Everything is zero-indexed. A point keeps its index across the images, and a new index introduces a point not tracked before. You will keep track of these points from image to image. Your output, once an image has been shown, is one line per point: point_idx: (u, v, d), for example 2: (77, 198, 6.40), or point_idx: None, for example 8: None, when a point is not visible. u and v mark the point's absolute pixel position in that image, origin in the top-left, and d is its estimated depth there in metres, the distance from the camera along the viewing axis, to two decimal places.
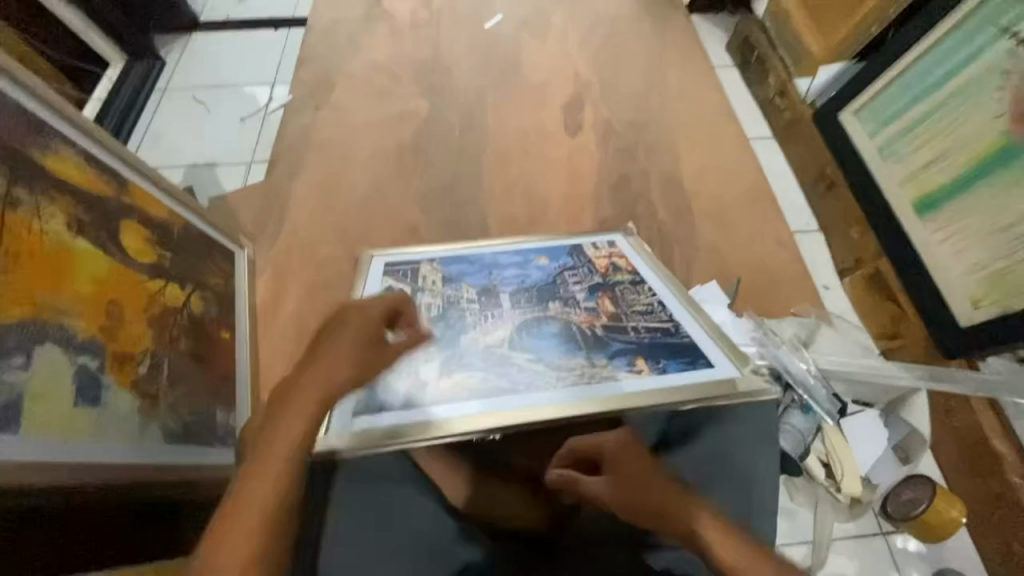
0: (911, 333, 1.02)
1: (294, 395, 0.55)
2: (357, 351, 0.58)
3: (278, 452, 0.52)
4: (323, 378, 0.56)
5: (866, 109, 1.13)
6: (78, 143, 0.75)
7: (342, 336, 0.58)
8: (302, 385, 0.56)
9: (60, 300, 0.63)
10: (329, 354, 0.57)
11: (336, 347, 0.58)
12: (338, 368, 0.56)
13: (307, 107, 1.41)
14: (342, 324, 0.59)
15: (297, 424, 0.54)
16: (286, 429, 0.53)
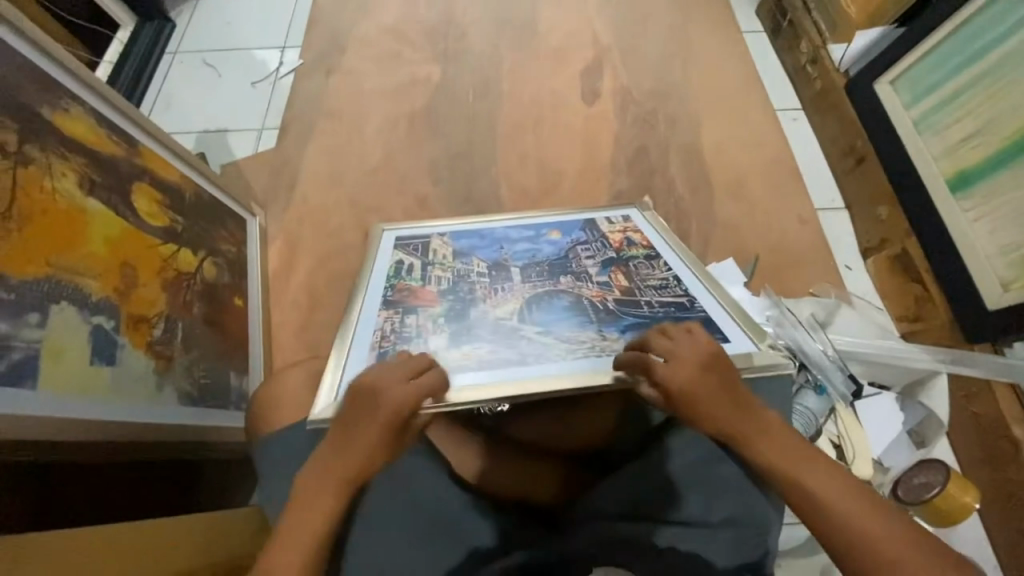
0: (934, 316, 0.99)
1: (325, 471, 0.53)
2: (383, 432, 0.54)
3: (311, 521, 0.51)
4: (357, 459, 0.53)
5: (905, 77, 1.08)
6: (89, 103, 0.74)
7: (366, 418, 0.54)
8: (332, 464, 0.54)
9: (74, 260, 0.64)
10: (358, 434, 0.54)
11: (360, 429, 0.54)
12: (358, 451, 0.53)
13: (318, 72, 1.38)
14: (367, 400, 0.54)
15: (328, 499, 0.52)
16: (316, 503, 0.52)
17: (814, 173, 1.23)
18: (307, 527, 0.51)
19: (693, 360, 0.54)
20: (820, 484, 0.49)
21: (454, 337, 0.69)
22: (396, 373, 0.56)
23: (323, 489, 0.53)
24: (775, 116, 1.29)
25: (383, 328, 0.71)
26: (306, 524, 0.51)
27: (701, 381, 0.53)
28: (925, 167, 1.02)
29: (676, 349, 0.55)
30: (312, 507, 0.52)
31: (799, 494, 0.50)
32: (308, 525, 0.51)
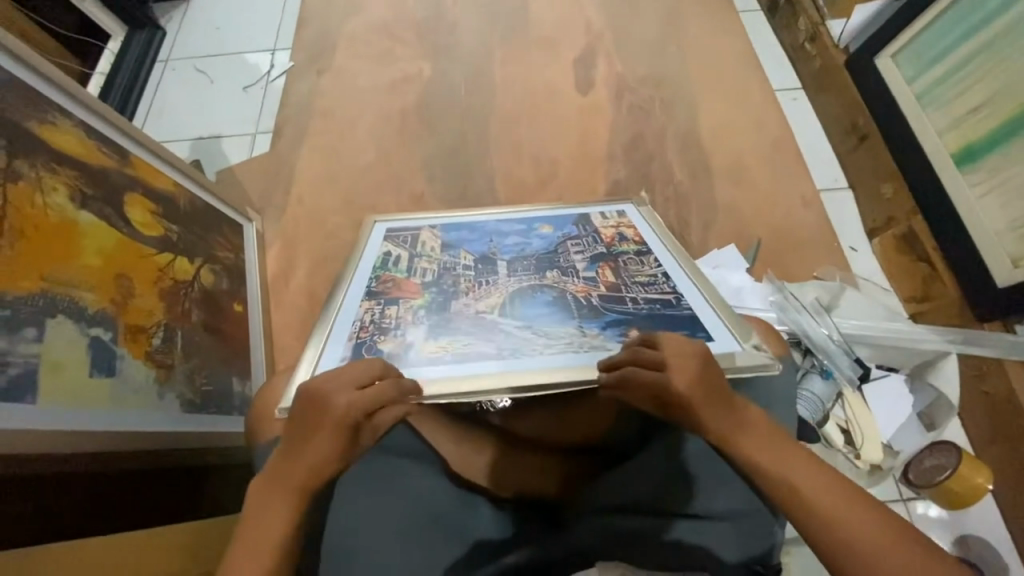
0: (942, 294, 0.96)
1: (279, 482, 0.52)
2: (339, 441, 0.52)
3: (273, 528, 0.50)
4: (312, 468, 0.52)
5: (906, 51, 1.05)
6: (77, 115, 0.74)
7: (318, 428, 0.51)
8: (286, 475, 0.52)
9: (69, 274, 0.64)
10: (312, 444, 0.52)
11: (313, 439, 0.52)
12: (313, 462, 0.52)
13: (309, 73, 1.37)
14: (319, 410, 0.51)
15: (282, 512, 0.51)
16: (269, 517, 0.50)
17: (815, 153, 1.20)
18: (263, 541, 0.50)
19: (689, 369, 0.51)
20: (811, 485, 0.46)
21: (432, 329, 0.69)
22: (351, 378, 0.53)
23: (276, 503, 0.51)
24: (773, 96, 1.26)
25: (362, 320, 0.71)
26: (262, 538, 0.50)
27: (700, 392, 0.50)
28: (930, 143, 1.00)
29: (670, 359, 0.51)
30: (263, 522, 0.50)
31: (795, 500, 0.46)
32: (262, 538, 0.50)
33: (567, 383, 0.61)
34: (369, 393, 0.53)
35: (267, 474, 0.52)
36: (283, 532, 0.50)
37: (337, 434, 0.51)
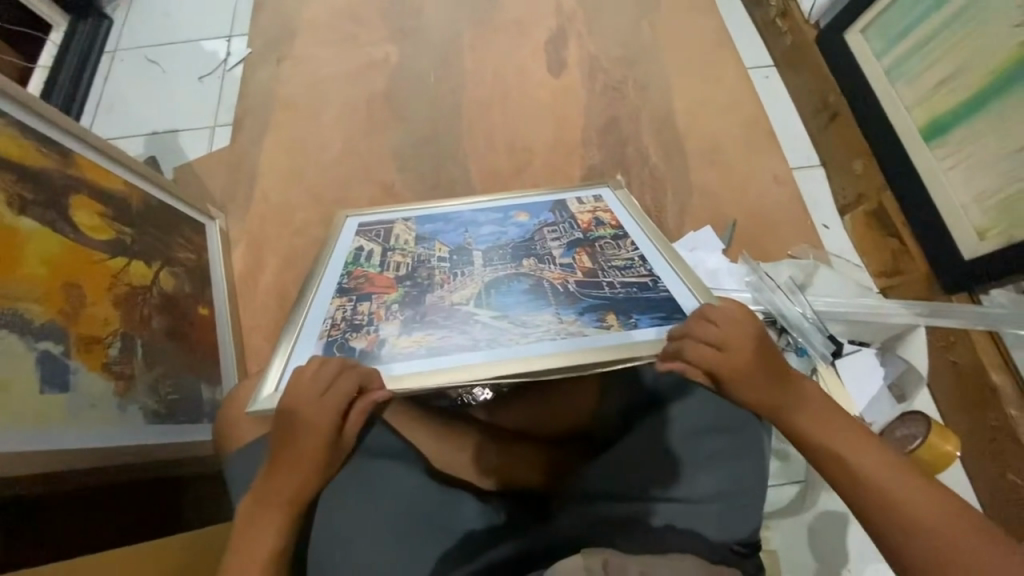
0: (912, 270, 0.98)
1: (265, 499, 0.52)
2: (319, 449, 0.53)
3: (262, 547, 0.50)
4: (299, 478, 0.53)
5: (874, 26, 1.06)
6: (10, 113, 0.68)
7: (299, 437, 0.53)
8: (271, 492, 0.53)
9: (11, 285, 0.60)
10: (296, 456, 0.53)
11: (294, 451, 0.53)
12: (298, 473, 0.53)
13: (269, 62, 1.30)
14: (299, 422, 0.53)
15: (273, 526, 0.51)
16: (260, 531, 0.51)
17: (787, 131, 1.20)
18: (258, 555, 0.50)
19: (746, 350, 0.51)
20: (855, 450, 0.48)
21: (407, 323, 0.68)
22: (323, 389, 0.55)
23: (265, 519, 0.51)
24: (747, 74, 1.25)
25: (333, 318, 0.69)
26: (254, 554, 0.50)
27: (750, 370, 0.51)
28: (899, 118, 1.01)
29: (728, 338, 0.51)
30: (256, 538, 0.51)
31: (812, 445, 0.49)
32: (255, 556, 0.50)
33: (545, 370, 0.61)
34: (341, 399, 0.55)
35: (252, 496, 0.53)
36: (276, 543, 0.51)
37: (317, 441, 0.53)
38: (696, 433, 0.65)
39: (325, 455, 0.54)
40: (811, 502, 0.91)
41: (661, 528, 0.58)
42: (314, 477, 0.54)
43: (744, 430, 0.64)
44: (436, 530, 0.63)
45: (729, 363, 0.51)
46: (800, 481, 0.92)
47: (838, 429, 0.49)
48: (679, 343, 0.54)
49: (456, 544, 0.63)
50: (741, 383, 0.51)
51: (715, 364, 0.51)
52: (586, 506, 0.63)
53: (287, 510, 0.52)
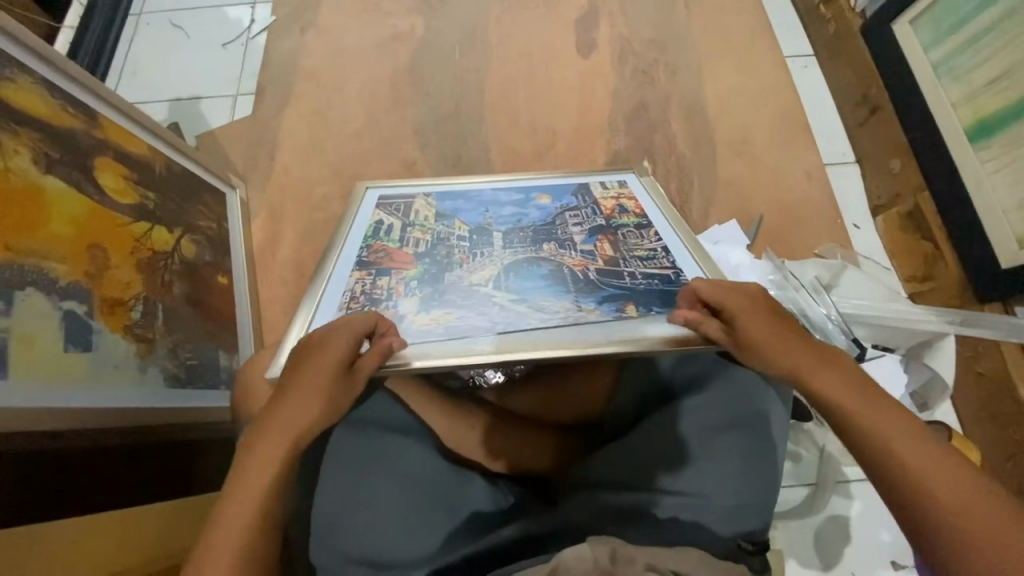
0: (944, 275, 0.95)
1: (269, 426, 0.51)
2: (327, 380, 0.53)
3: (258, 482, 0.48)
4: (308, 406, 0.52)
5: (924, 17, 1.01)
6: (37, 71, 0.68)
7: (312, 364, 0.54)
8: (274, 424, 0.51)
9: (37, 244, 0.61)
10: (304, 384, 0.53)
11: (304, 377, 0.53)
12: (307, 400, 0.52)
13: (293, 31, 1.28)
14: (313, 351, 0.55)
15: (273, 450, 0.50)
16: (260, 455, 0.49)
17: (823, 126, 1.16)
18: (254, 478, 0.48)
19: (750, 293, 0.56)
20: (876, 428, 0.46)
21: (425, 301, 0.67)
22: (345, 325, 0.56)
23: (266, 444, 0.50)
24: (784, 63, 1.20)
25: (352, 290, 0.69)
26: (250, 483, 0.48)
27: (749, 307, 0.55)
28: (944, 117, 0.96)
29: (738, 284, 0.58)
30: (257, 460, 0.49)
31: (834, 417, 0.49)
32: (251, 479, 0.48)
33: (560, 355, 0.60)
34: (354, 332, 0.57)
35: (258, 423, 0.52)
36: (273, 470, 0.49)
37: (326, 371, 0.54)
38: (707, 430, 0.63)
39: (335, 386, 0.54)
40: (820, 507, 0.90)
41: (664, 520, 0.58)
42: (322, 410, 0.53)
43: (759, 429, 0.63)
44: (442, 509, 0.64)
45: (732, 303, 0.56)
46: (809, 484, 0.91)
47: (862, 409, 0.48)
48: (690, 290, 0.60)
49: (459, 523, 0.64)
50: (741, 318, 0.54)
51: (717, 300, 0.57)
52: (589, 493, 0.63)
53: (290, 440, 0.51)
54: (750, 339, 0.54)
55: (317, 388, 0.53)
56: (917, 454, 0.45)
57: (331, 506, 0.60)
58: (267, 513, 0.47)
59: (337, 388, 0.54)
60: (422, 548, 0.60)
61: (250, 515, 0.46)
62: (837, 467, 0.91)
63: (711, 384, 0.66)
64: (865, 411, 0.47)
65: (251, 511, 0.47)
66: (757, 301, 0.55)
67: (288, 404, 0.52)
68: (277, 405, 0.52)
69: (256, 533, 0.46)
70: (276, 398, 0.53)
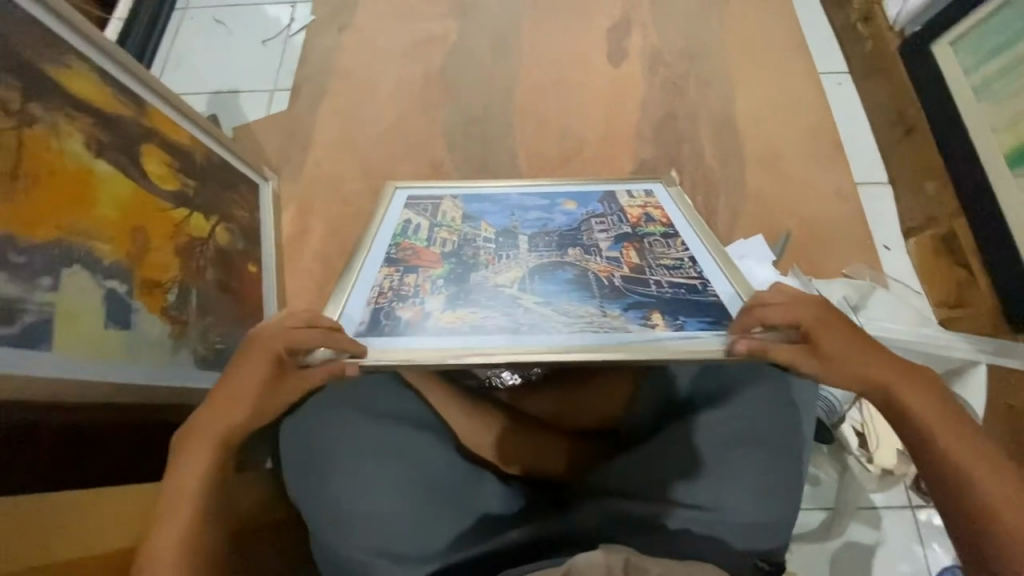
0: (978, 301, 0.93)
1: (197, 434, 0.56)
2: (251, 388, 0.58)
3: (188, 487, 0.53)
4: (238, 411, 0.58)
5: (967, 38, 1.00)
6: (93, 59, 0.72)
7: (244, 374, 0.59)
8: (202, 432, 0.56)
9: (84, 223, 0.64)
10: (227, 393, 0.58)
11: (232, 386, 0.58)
12: (234, 406, 0.58)
13: (331, 30, 1.32)
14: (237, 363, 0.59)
15: (205, 451, 0.55)
16: (197, 456, 0.55)
17: (856, 144, 1.14)
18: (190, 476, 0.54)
19: (816, 301, 0.58)
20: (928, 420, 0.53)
21: (451, 299, 0.68)
22: (272, 336, 0.59)
23: (201, 444, 0.55)
24: (818, 80, 1.19)
25: (381, 286, 0.70)
26: (179, 490, 0.53)
27: (827, 321, 0.56)
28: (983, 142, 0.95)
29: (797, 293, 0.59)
30: (192, 458, 0.55)
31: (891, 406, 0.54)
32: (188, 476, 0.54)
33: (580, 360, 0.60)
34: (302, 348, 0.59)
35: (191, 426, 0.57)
36: (204, 470, 0.55)
37: (252, 381, 0.58)
38: (726, 444, 0.62)
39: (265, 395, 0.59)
40: (837, 532, 0.88)
41: (675, 532, 0.58)
42: (251, 413, 0.58)
43: (779, 447, 0.62)
44: (456, 505, 0.65)
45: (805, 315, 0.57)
46: (827, 508, 0.89)
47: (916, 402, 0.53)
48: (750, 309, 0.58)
49: (471, 519, 0.65)
50: (819, 332, 0.56)
51: (790, 319, 0.57)
52: (602, 500, 0.63)
53: (215, 444, 0.56)
54: (833, 351, 0.56)
55: (242, 396, 0.58)
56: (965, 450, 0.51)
57: (346, 494, 0.60)
58: (205, 504, 0.54)
59: (270, 395, 0.59)
60: (436, 542, 0.61)
61: (186, 516, 0.52)
62: (858, 492, 0.89)
63: (733, 398, 0.65)
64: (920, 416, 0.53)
65: (184, 515, 0.52)
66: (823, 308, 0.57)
67: (214, 412, 0.57)
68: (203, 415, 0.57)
69: (190, 533, 0.52)
70: (206, 406, 0.58)
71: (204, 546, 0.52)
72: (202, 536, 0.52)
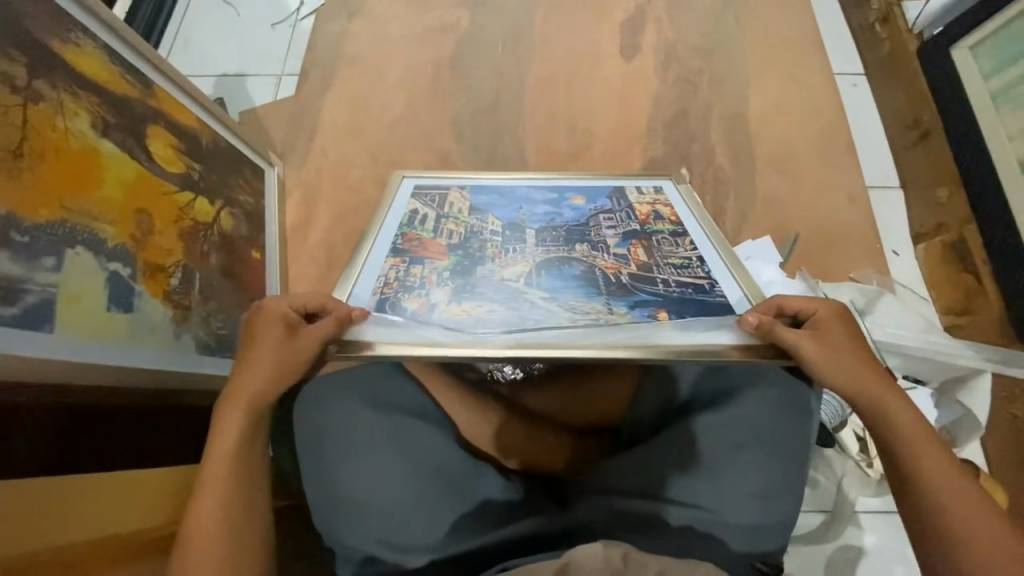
0: (983, 311, 0.93)
1: (235, 393, 0.56)
2: (273, 346, 0.57)
3: (219, 451, 0.53)
4: (264, 374, 0.56)
5: (987, 43, 1.00)
6: (100, 37, 0.71)
7: (261, 337, 0.58)
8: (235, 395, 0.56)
9: (88, 204, 0.63)
10: (255, 353, 0.57)
11: (256, 348, 0.58)
12: (256, 371, 0.56)
13: (341, 15, 1.30)
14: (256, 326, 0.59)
15: (236, 421, 0.55)
16: (226, 429, 0.54)
17: (869, 147, 1.13)
18: (223, 452, 0.54)
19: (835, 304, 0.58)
20: (927, 430, 0.52)
21: (457, 292, 0.68)
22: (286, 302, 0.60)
23: (230, 418, 0.55)
24: (833, 81, 1.17)
25: (386, 276, 0.70)
26: (221, 452, 0.53)
27: (841, 320, 0.57)
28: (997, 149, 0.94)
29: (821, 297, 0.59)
30: (221, 433, 0.54)
31: (880, 415, 0.53)
32: (221, 449, 0.53)
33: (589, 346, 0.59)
34: (313, 304, 0.60)
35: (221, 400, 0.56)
36: (237, 440, 0.54)
37: (273, 340, 0.58)
38: (728, 447, 0.62)
39: (282, 356, 0.57)
40: (834, 535, 0.88)
41: (675, 529, 0.59)
42: (275, 377, 0.57)
43: (779, 449, 0.61)
44: (456, 494, 0.64)
45: (824, 311, 0.57)
46: (825, 511, 0.89)
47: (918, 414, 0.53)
48: (767, 299, 0.60)
49: (472, 508, 0.64)
50: (831, 325, 0.56)
51: (807, 308, 0.58)
52: (599, 497, 0.63)
53: (250, 406, 0.55)
54: (840, 345, 0.55)
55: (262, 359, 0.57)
56: (969, 501, 0.48)
57: (346, 482, 0.60)
58: (242, 476, 0.53)
59: (286, 357, 0.57)
60: (439, 532, 0.60)
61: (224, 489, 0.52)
62: (856, 496, 0.89)
63: (736, 398, 0.64)
64: (917, 436, 0.51)
65: (225, 483, 0.52)
66: (843, 314, 0.57)
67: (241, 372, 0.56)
68: (239, 373, 0.57)
69: (234, 497, 0.52)
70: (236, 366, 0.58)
71: (247, 518, 0.52)
72: (242, 503, 0.53)
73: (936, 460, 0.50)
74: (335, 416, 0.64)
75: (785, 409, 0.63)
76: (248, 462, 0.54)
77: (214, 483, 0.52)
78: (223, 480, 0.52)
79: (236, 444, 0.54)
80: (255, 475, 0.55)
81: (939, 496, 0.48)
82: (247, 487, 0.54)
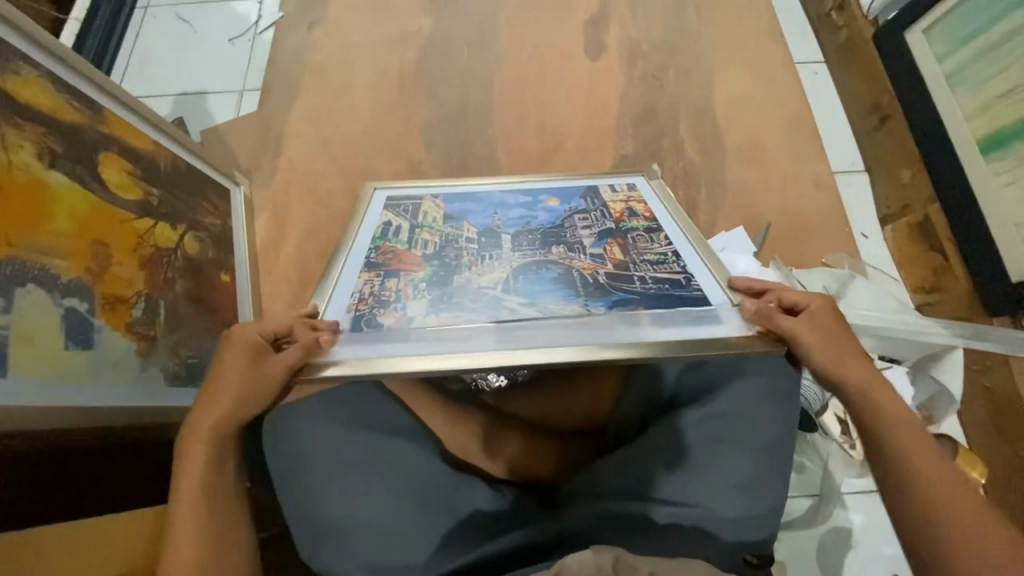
0: (952, 287, 0.95)
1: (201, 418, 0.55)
2: (241, 372, 0.56)
3: (190, 480, 0.53)
4: (229, 400, 0.56)
5: (939, 26, 1.01)
6: (40, 63, 0.67)
7: (228, 361, 0.57)
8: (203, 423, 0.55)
9: (38, 239, 0.60)
10: (221, 379, 0.56)
11: (221, 374, 0.57)
12: (219, 398, 0.55)
13: (301, 27, 1.27)
14: (225, 350, 0.58)
15: (202, 449, 0.54)
16: (191, 464, 0.54)
17: (833, 133, 1.15)
18: (190, 481, 0.53)
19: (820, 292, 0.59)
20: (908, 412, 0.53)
21: (434, 303, 0.67)
22: (259, 325, 0.59)
23: (196, 446, 0.54)
24: (795, 69, 1.19)
25: (361, 292, 0.68)
26: (189, 480, 0.53)
27: (830, 312, 0.58)
28: (957, 128, 0.97)
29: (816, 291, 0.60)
30: (187, 470, 0.54)
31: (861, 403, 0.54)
32: (187, 481, 0.53)
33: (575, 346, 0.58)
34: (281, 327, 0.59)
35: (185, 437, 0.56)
36: (207, 467, 0.54)
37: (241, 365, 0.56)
38: (711, 440, 0.62)
39: (247, 382, 0.56)
40: (823, 519, 0.89)
41: (661, 526, 0.58)
42: (239, 404, 0.56)
43: (762, 441, 0.62)
44: (444, 510, 0.63)
45: (823, 303, 0.59)
46: (814, 495, 0.90)
47: (891, 399, 0.54)
48: (762, 289, 0.63)
49: (459, 524, 0.63)
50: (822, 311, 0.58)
51: (805, 301, 0.59)
52: (595, 503, 0.62)
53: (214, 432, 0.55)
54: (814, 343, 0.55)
55: (228, 386, 0.56)
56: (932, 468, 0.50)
57: (327, 507, 0.59)
58: (210, 510, 0.53)
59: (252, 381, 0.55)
60: (425, 549, 0.59)
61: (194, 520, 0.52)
62: (841, 478, 0.91)
63: (719, 394, 0.65)
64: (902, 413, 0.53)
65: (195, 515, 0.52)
66: (836, 309, 0.58)
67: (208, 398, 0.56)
68: (208, 399, 0.56)
69: (204, 526, 0.52)
70: (206, 390, 0.57)
71: (218, 555, 0.52)
72: (213, 531, 0.52)
73: (927, 464, 0.50)
74: (314, 434, 0.63)
75: (770, 399, 0.64)
76: (217, 492, 0.54)
77: (186, 516, 0.52)
78: (188, 520, 0.52)
79: (206, 472, 0.54)
80: (225, 508, 0.54)
81: (908, 466, 0.51)
82: (217, 515, 0.53)
